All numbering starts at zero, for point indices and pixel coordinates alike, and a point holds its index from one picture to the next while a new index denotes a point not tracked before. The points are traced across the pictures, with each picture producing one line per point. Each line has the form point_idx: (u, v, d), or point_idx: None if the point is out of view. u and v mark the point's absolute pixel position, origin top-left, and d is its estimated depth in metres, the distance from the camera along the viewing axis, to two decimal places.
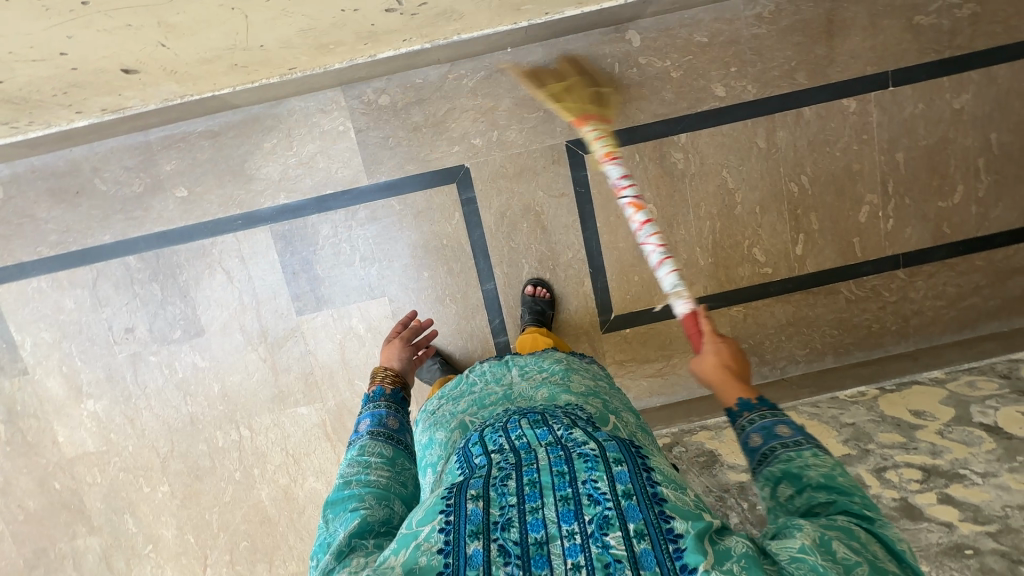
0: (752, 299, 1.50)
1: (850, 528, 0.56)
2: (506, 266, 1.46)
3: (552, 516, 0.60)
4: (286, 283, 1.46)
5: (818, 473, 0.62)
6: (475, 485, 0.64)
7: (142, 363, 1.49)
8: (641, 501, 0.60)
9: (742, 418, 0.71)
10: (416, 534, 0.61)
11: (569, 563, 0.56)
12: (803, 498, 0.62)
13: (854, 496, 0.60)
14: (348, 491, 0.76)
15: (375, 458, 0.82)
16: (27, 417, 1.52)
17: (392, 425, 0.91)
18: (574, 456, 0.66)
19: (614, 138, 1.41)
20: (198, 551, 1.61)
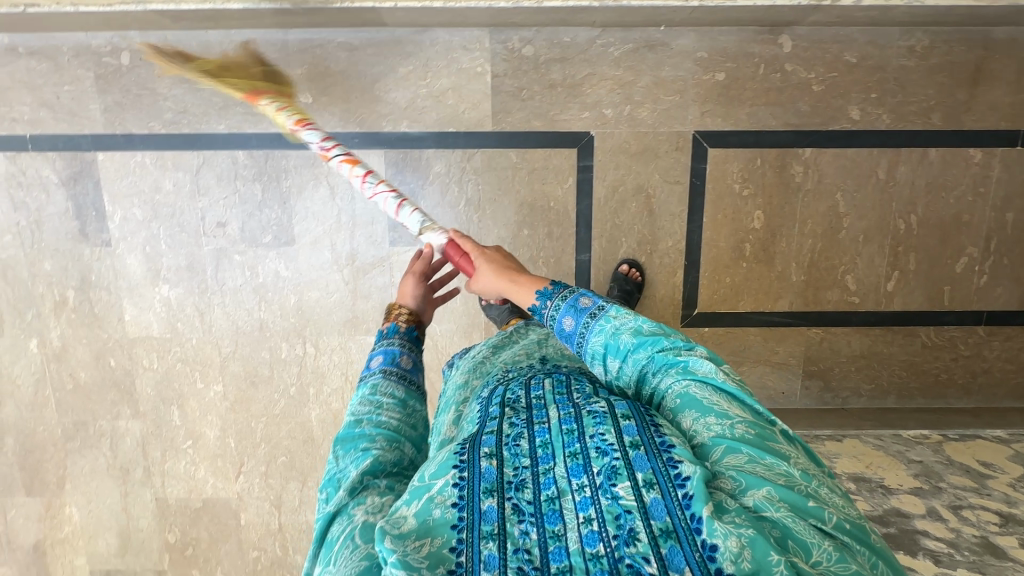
0: (833, 324, 1.52)
1: (689, 391, 0.63)
2: (604, 241, 1.47)
3: (562, 472, 0.56)
4: (386, 211, 1.46)
5: (631, 336, 0.69)
6: (487, 442, 0.60)
7: (225, 260, 1.49)
8: (650, 451, 0.55)
9: (547, 308, 0.76)
10: (428, 488, 0.56)
11: (580, 517, 0.52)
12: (630, 367, 0.68)
13: (663, 342, 0.68)
14: (357, 429, 0.68)
15: (388, 397, 0.72)
16: (99, 289, 1.51)
17: (408, 364, 0.79)
18: (583, 413, 0.62)
19: (741, 137, 1.41)
20: (237, 456, 1.62)
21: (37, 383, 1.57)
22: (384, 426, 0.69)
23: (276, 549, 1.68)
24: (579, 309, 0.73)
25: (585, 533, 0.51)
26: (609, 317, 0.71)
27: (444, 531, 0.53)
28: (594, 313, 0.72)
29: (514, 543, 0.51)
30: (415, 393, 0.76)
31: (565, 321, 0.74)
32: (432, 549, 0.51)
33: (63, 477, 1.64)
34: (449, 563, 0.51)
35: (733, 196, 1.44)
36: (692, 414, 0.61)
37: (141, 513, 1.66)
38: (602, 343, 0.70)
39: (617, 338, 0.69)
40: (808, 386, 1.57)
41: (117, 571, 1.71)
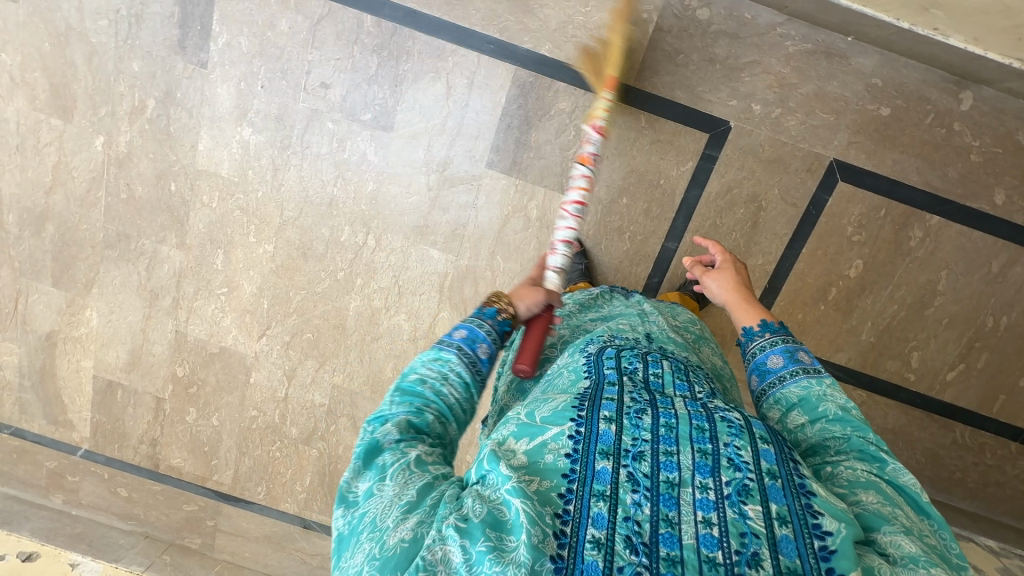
0: (879, 393, 1.50)
1: (875, 481, 0.66)
2: (697, 237, 1.41)
3: (687, 463, 0.60)
4: (495, 131, 1.38)
5: (836, 410, 0.75)
6: (608, 408, 0.67)
7: (316, 124, 1.41)
8: (786, 486, 0.59)
9: (761, 339, 0.88)
10: (542, 432, 0.65)
11: (698, 516, 0.56)
12: (816, 431, 0.74)
13: (869, 435, 0.72)
14: (419, 388, 0.73)
15: (454, 371, 0.75)
16: (180, 108, 1.44)
17: (483, 352, 0.79)
18: (717, 419, 0.66)
19: (877, 181, 1.33)
20: (265, 319, 1.61)
21: (93, 182, 1.53)
22: (442, 399, 0.73)
23: (275, 416, 1.72)
24: (793, 358, 0.83)
25: (702, 533, 0.55)
26: (821, 383, 0.79)
27: (554, 477, 0.60)
28: (806, 368, 0.82)
29: (625, 510, 0.56)
30: (478, 382, 0.78)
31: (773, 358, 0.85)
32: (540, 489, 0.58)
33: (92, 281, 1.63)
34: (556, 506, 0.57)
35: (842, 237, 1.38)
36: (870, 493, 0.64)
37: (158, 340, 1.67)
38: (799, 396, 0.78)
39: (821, 402, 0.76)
40: None
41: (118, 385, 1.74)
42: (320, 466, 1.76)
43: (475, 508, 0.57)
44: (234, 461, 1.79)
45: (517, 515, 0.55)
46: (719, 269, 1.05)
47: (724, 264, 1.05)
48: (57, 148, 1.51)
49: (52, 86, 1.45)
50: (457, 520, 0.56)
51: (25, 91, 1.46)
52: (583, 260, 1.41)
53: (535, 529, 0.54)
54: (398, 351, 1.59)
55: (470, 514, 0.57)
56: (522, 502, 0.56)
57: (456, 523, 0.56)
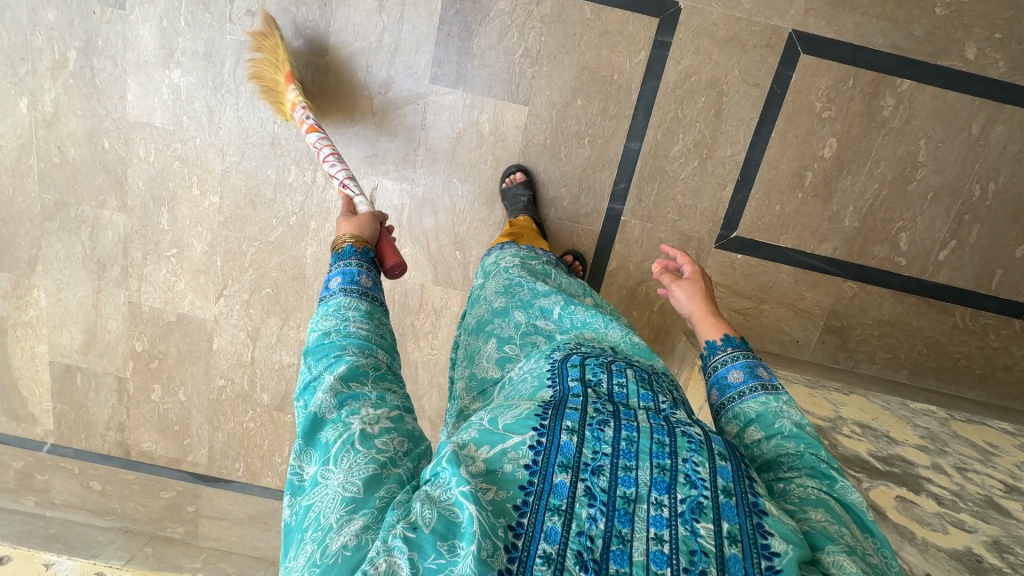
0: (871, 282, 1.43)
1: (825, 499, 0.58)
2: (660, 133, 1.34)
3: (645, 479, 0.52)
4: (436, 42, 1.31)
5: (792, 426, 0.65)
6: (571, 416, 0.57)
7: (247, 56, 1.34)
8: (741, 504, 0.52)
9: (721, 354, 0.76)
10: (503, 439, 0.56)
11: (651, 533, 0.49)
12: (771, 448, 0.64)
13: (821, 452, 0.63)
14: (326, 340, 0.67)
15: (352, 312, 0.71)
16: (104, 57, 1.36)
17: (367, 283, 0.76)
18: (678, 431, 0.57)
19: (840, 50, 1.26)
20: (220, 277, 1.53)
21: (22, 149, 1.45)
22: (353, 336, 0.68)
23: (244, 383, 1.63)
24: (753, 373, 0.72)
25: (653, 550, 0.48)
26: (779, 397, 0.68)
27: (510, 488, 0.52)
28: (765, 385, 0.70)
29: (578, 525, 0.49)
30: (377, 308, 0.74)
31: (733, 372, 0.73)
32: (495, 498, 0.51)
33: (35, 258, 1.54)
34: (510, 518, 0.50)
35: (812, 114, 1.30)
36: (819, 513, 0.56)
37: (112, 314, 1.58)
38: (757, 411, 0.67)
39: (777, 418, 0.66)
40: (824, 340, 1.48)
41: (77, 369, 1.65)
42: (297, 432, 1.67)
43: (424, 515, 0.49)
44: (207, 437, 1.70)
45: (469, 522, 0.48)
46: (689, 279, 0.92)
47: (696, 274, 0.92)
48: None
49: None
50: (406, 528, 0.48)
51: None
52: (526, 189, 1.35)
53: (486, 541, 0.47)
54: None
55: (419, 522, 0.49)
56: (476, 509, 0.49)
57: (403, 533, 0.48)
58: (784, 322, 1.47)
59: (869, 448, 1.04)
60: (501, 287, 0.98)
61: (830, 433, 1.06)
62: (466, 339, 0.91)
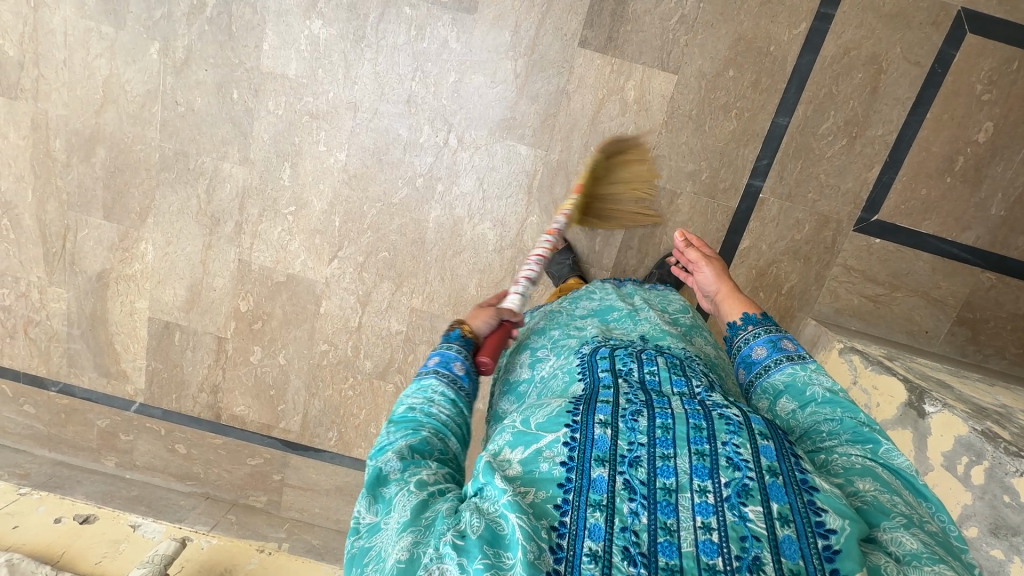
0: (1010, 274, 1.39)
1: (870, 467, 0.64)
2: (811, 109, 1.31)
3: (684, 467, 0.56)
4: (589, 4, 1.28)
5: (824, 393, 0.75)
6: (602, 411, 0.62)
7: (394, 10, 1.31)
8: (788, 483, 0.55)
9: (745, 332, 0.90)
10: (537, 438, 0.61)
11: (697, 521, 0.52)
12: (807, 416, 0.74)
13: (859, 415, 0.71)
14: (409, 415, 0.68)
15: (438, 394, 0.71)
16: (244, 4, 1.33)
17: (460, 370, 0.77)
18: (715, 415, 0.62)
19: (1008, 31, 1.24)
20: (336, 238, 1.49)
21: (147, 96, 1.42)
22: (434, 417, 0.68)
23: (348, 349, 1.59)
24: (776, 347, 0.84)
25: (702, 539, 0.51)
26: (806, 368, 0.79)
27: (550, 487, 0.56)
28: (791, 356, 0.82)
29: (621, 520, 0.52)
30: (464, 399, 0.73)
31: (758, 349, 0.86)
32: (536, 500, 0.55)
33: (147, 210, 1.51)
34: (552, 518, 0.53)
35: (971, 96, 1.27)
36: (867, 482, 0.62)
37: (220, 271, 1.55)
38: (786, 381, 0.79)
39: (807, 387, 0.77)
40: (954, 333, 1.45)
41: (176, 326, 1.62)
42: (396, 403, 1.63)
43: (472, 523, 0.53)
44: (303, 404, 1.66)
45: (513, 531, 0.51)
46: (703, 262, 1.10)
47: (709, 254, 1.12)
48: (108, 60, 1.40)
49: None
50: (455, 536, 0.52)
51: None
52: (570, 254, 1.40)
53: (531, 544, 0.50)
54: (483, 264, 1.47)
55: (468, 529, 0.52)
56: (518, 517, 0.52)
57: (452, 541, 0.52)
58: (916, 312, 1.44)
59: None
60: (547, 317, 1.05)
61: (1013, 415, 1.05)
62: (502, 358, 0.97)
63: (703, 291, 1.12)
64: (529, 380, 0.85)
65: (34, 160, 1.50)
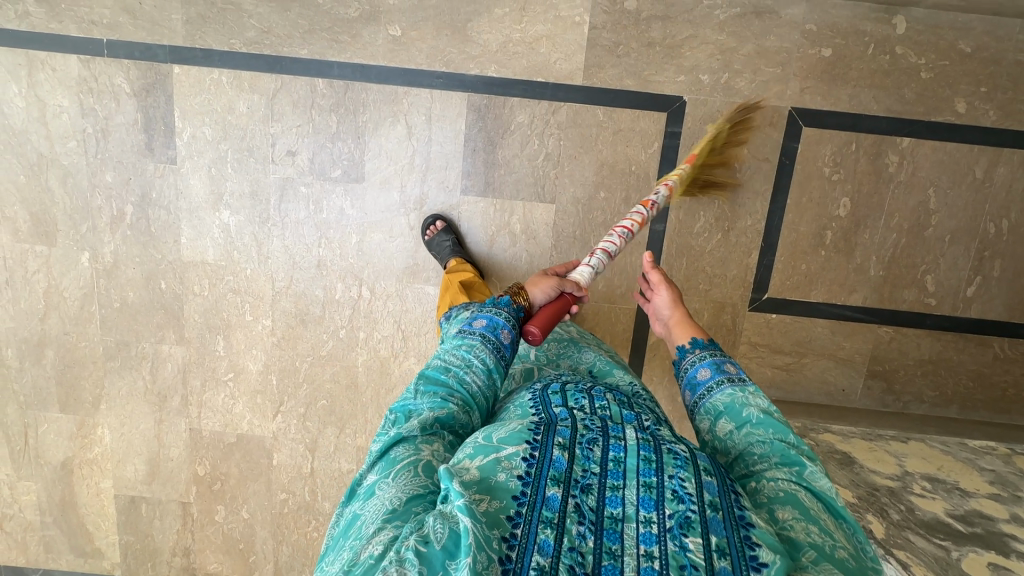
0: (905, 324, 1.47)
1: (794, 492, 0.67)
2: (682, 213, 1.42)
3: (632, 498, 0.61)
4: (463, 157, 1.41)
5: (758, 414, 0.78)
6: (563, 435, 0.67)
7: (291, 191, 1.44)
8: (727, 518, 0.59)
9: (692, 355, 0.89)
10: (497, 449, 0.65)
11: (641, 549, 0.57)
12: (743, 438, 0.76)
13: (789, 438, 0.74)
14: (444, 377, 0.80)
15: (477, 361, 0.83)
16: (158, 207, 1.47)
17: (506, 340, 0.88)
18: (664, 449, 0.66)
19: (839, 119, 1.35)
20: (276, 395, 1.58)
21: (85, 298, 1.54)
22: (467, 390, 0.80)
23: (305, 494, 1.66)
24: (719, 370, 0.85)
25: (643, 565, 0.56)
26: (744, 391, 0.81)
27: (505, 497, 0.60)
28: (731, 379, 0.83)
29: (570, 540, 0.57)
30: (501, 367, 0.85)
31: (702, 370, 0.86)
32: (489, 509, 0.58)
33: (99, 397, 1.61)
34: (504, 528, 0.57)
35: (822, 179, 1.38)
36: (787, 509, 0.65)
37: (173, 442, 1.63)
38: (725, 404, 0.80)
39: (744, 408, 0.79)
40: (870, 386, 1.51)
41: (141, 499, 1.69)
42: None
43: (436, 530, 0.55)
44: (272, 552, 1.71)
45: (465, 535, 0.54)
46: (662, 287, 1.04)
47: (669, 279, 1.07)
48: (45, 274, 1.53)
49: (32, 214, 1.49)
50: (418, 542, 0.54)
51: (7, 226, 1.50)
52: (450, 235, 1.41)
53: (481, 554, 0.53)
54: None
55: (431, 536, 0.55)
56: (471, 522, 0.55)
57: (415, 547, 0.54)
58: (828, 373, 1.50)
59: (946, 507, 1.06)
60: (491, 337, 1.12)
61: (903, 495, 1.09)
62: None
63: (656, 316, 1.05)
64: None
65: None
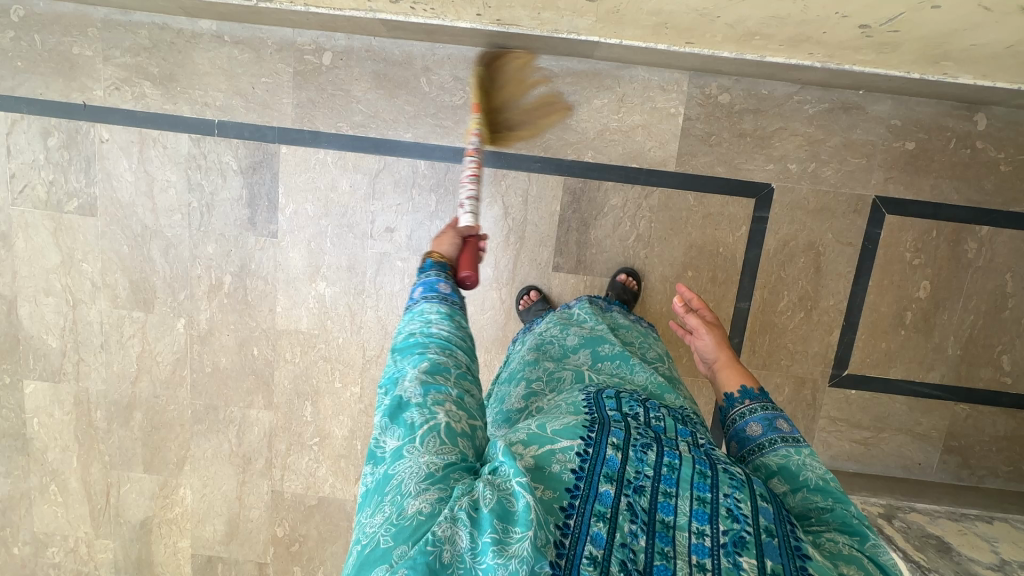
0: (981, 402, 1.51)
1: (859, 562, 0.60)
2: (767, 292, 1.47)
3: (685, 509, 0.57)
4: (556, 235, 1.46)
5: (818, 480, 0.68)
6: (616, 433, 0.62)
7: (387, 265, 1.49)
8: (783, 545, 0.55)
9: (741, 406, 0.79)
10: (553, 441, 0.61)
11: (693, 559, 0.54)
12: (798, 501, 0.68)
13: (851, 507, 0.66)
14: (411, 340, 0.71)
15: (433, 315, 0.74)
16: (256, 278, 1.51)
17: (446, 290, 0.81)
18: (718, 466, 0.62)
19: (921, 207, 1.41)
20: (360, 459, 1.61)
21: (177, 362, 1.57)
22: (436, 335, 0.71)
23: None
24: (772, 426, 0.75)
25: None
26: (801, 452, 0.71)
27: (558, 488, 0.57)
28: (786, 438, 0.73)
29: (622, 537, 0.54)
30: (456, 311, 0.78)
31: (753, 426, 0.76)
32: (544, 498, 0.55)
33: (184, 459, 1.64)
34: (558, 517, 0.54)
35: (904, 263, 1.44)
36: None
37: (255, 503, 1.65)
38: (779, 464, 0.71)
39: (801, 471, 0.69)
40: (946, 460, 1.54)
41: (218, 559, 1.70)
42: None
43: (485, 495, 0.54)
44: None
45: (526, 508, 0.52)
46: (702, 331, 0.92)
47: (710, 318, 0.95)
48: (140, 339, 1.57)
49: (132, 282, 1.53)
50: (469, 505, 0.54)
51: (106, 292, 1.54)
52: (546, 304, 1.44)
53: (541, 531, 0.52)
54: None
55: (482, 501, 0.54)
56: (531, 497, 0.53)
57: (467, 509, 0.53)
58: (905, 448, 1.54)
59: None
60: (535, 343, 1.03)
61: None
62: (501, 384, 0.97)
63: (697, 359, 0.94)
64: (521, 408, 0.85)
65: (78, 431, 1.63)
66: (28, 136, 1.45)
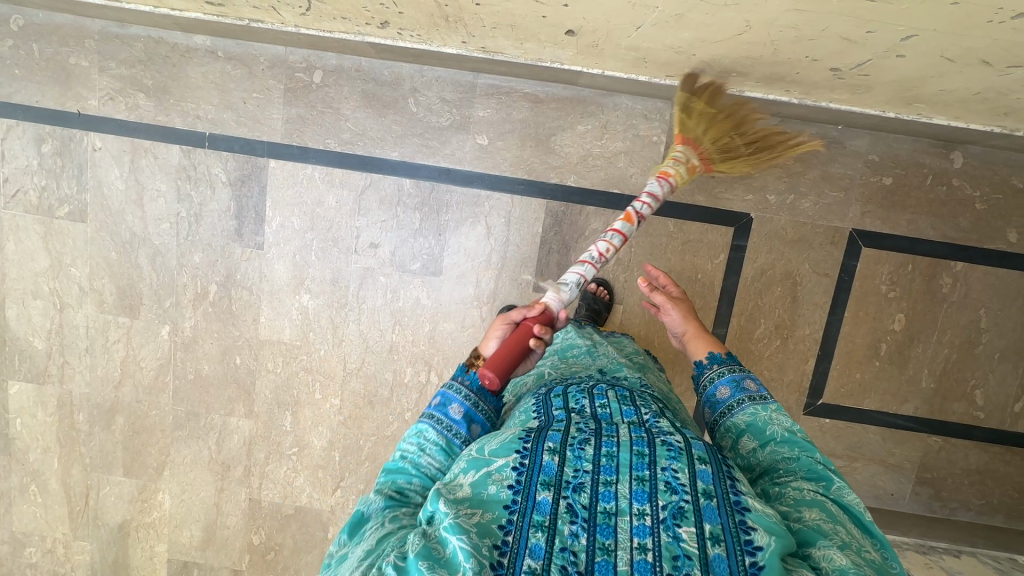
0: (954, 435, 1.52)
1: (819, 499, 0.68)
2: (743, 319, 1.48)
3: (624, 492, 0.59)
4: (537, 257, 1.48)
5: (783, 432, 0.76)
6: (553, 440, 0.65)
7: (370, 280, 1.51)
8: (721, 505, 0.59)
9: (710, 371, 0.87)
10: (488, 463, 0.63)
11: (634, 542, 0.56)
12: (768, 454, 0.76)
13: (815, 453, 0.74)
14: (400, 463, 0.75)
15: (430, 443, 0.76)
16: (241, 288, 1.53)
17: (455, 417, 0.78)
18: (657, 442, 0.65)
19: (896, 241, 1.43)
20: (338, 471, 1.62)
21: (160, 368, 1.59)
22: (427, 470, 0.74)
23: None
24: (740, 387, 0.83)
25: (637, 559, 0.55)
26: (766, 409, 0.79)
27: (496, 508, 0.59)
28: (753, 397, 0.81)
29: (562, 540, 0.56)
30: (460, 448, 0.76)
31: (721, 389, 0.85)
32: (481, 521, 0.57)
33: (163, 464, 1.65)
34: (496, 537, 0.56)
35: (879, 295, 1.45)
36: (813, 512, 0.66)
37: (232, 511, 1.67)
38: (746, 422, 0.79)
39: (766, 427, 0.77)
40: (918, 491, 1.55)
41: (194, 564, 1.71)
42: None
43: (413, 543, 0.57)
44: None
45: (456, 551, 0.54)
46: (669, 307, 0.96)
47: (676, 293, 0.98)
48: (125, 344, 1.59)
49: (119, 288, 1.55)
50: (397, 558, 0.56)
51: (93, 297, 1.56)
52: None
53: (472, 560, 0.54)
54: None
55: (409, 549, 0.56)
56: (460, 538, 0.55)
57: (393, 561, 0.55)
58: (877, 478, 1.55)
59: None
60: None
61: None
62: None
63: (666, 332, 0.98)
64: None
65: (60, 433, 1.65)
66: (22, 142, 1.48)
